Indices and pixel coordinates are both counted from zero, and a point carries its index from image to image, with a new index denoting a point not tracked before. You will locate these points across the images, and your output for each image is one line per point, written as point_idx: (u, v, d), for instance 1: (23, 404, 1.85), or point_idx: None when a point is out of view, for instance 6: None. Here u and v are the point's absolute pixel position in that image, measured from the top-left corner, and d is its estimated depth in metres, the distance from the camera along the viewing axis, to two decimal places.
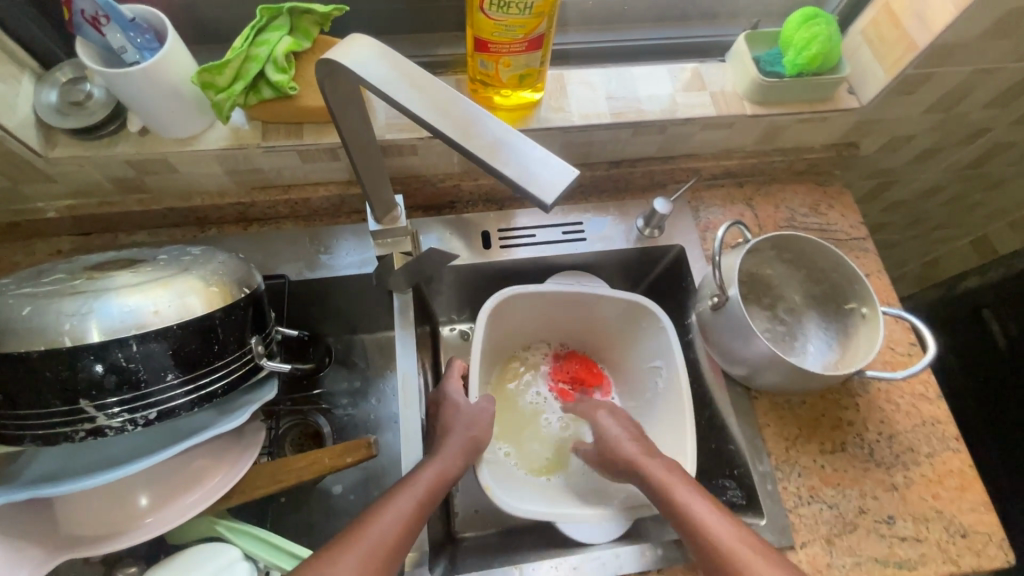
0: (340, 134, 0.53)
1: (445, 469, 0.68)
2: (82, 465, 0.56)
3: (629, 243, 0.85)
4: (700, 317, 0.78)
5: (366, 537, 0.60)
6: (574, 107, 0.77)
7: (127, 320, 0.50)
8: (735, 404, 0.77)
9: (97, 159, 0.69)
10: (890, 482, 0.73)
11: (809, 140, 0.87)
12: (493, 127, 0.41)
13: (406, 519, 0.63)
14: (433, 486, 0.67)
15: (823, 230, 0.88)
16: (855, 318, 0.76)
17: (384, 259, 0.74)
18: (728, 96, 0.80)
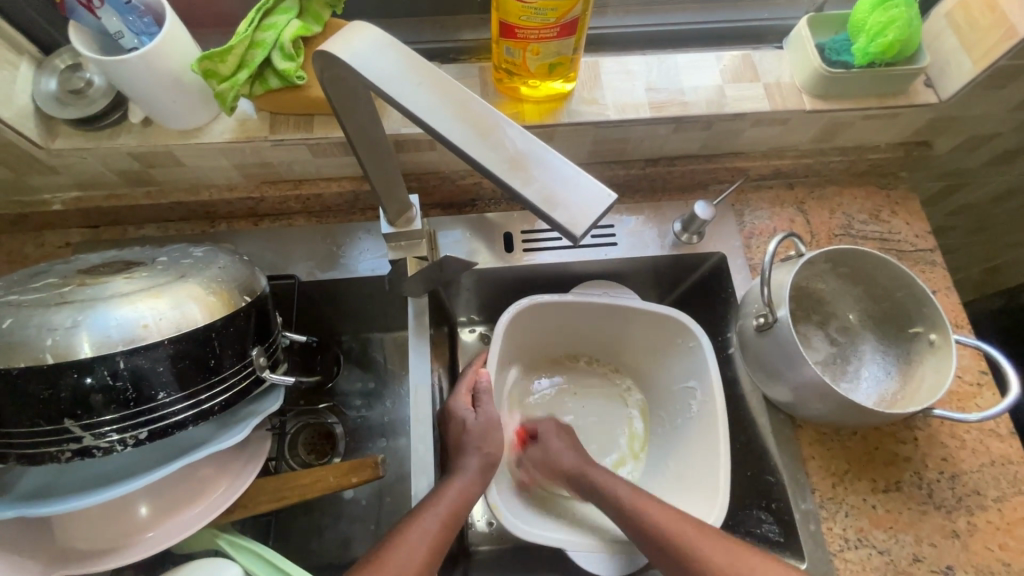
0: (346, 132, 0.48)
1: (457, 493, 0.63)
2: (74, 480, 0.53)
3: (664, 249, 0.78)
4: (741, 336, 0.70)
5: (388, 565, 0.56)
6: (610, 99, 0.70)
7: (114, 334, 0.47)
8: (776, 432, 0.70)
9: (99, 151, 0.66)
10: (951, 529, 0.65)
11: (874, 138, 0.78)
12: (513, 135, 0.35)
13: (412, 549, 0.58)
14: (448, 518, 0.61)
15: (883, 239, 0.78)
16: (921, 345, 0.67)
17: (398, 263, 0.68)
18: (784, 87, 0.71)
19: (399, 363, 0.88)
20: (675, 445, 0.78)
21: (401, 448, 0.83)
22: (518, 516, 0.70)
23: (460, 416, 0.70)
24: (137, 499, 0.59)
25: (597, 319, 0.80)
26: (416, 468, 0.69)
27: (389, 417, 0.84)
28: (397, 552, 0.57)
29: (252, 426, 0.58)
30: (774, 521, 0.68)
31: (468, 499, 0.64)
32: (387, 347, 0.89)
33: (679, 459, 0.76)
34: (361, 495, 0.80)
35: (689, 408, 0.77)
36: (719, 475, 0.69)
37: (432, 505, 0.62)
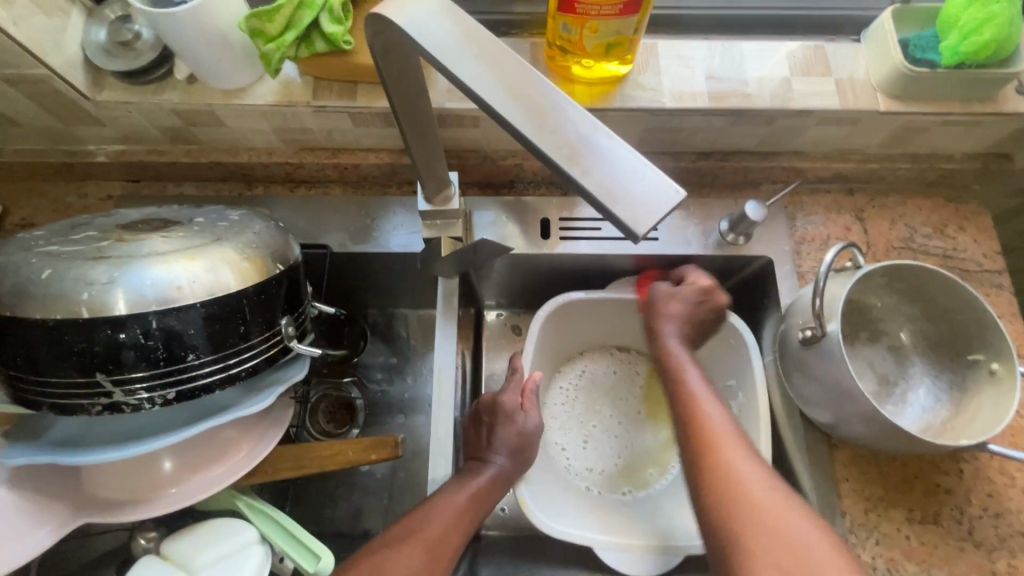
0: (391, 101, 0.46)
1: (480, 481, 0.63)
2: (102, 433, 0.54)
3: (707, 248, 0.74)
4: (784, 347, 0.67)
5: (424, 533, 0.58)
6: (667, 85, 0.66)
7: (148, 294, 0.47)
8: (810, 451, 0.67)
9: (143, 106, 0.65)
10: (990, 569, 0.61)
11: (949, 146, 0.73)
12: (576, 120, 0.33)
13: (427, 539, 0.57)
14: (466, 507, 0.61)
15: (947, 256, 0.73)
16: (979, 374, 0.63)
17: (432, 242, 0.66)
18: (857, 85, 0.66)
19: (423, 341, 0.87)
20: None
21: (420, 426, 0.82)
22: (546, 510, 0.68)
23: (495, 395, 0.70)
24: (161, 455, 0.60)
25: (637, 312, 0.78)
26: (434, 450, 0.67)
27: (410, 394, 0.84)
28: (430, 524, 0.58)
29: (277, 394, 0.57)
30: None
31: (487, 487, 0.63)
32: (412, 323, 0.88)
33: None
34: (375, 469, 0.80)
35: (728, 409, 0.75)
36: None
37: (463, 482, 0.63)
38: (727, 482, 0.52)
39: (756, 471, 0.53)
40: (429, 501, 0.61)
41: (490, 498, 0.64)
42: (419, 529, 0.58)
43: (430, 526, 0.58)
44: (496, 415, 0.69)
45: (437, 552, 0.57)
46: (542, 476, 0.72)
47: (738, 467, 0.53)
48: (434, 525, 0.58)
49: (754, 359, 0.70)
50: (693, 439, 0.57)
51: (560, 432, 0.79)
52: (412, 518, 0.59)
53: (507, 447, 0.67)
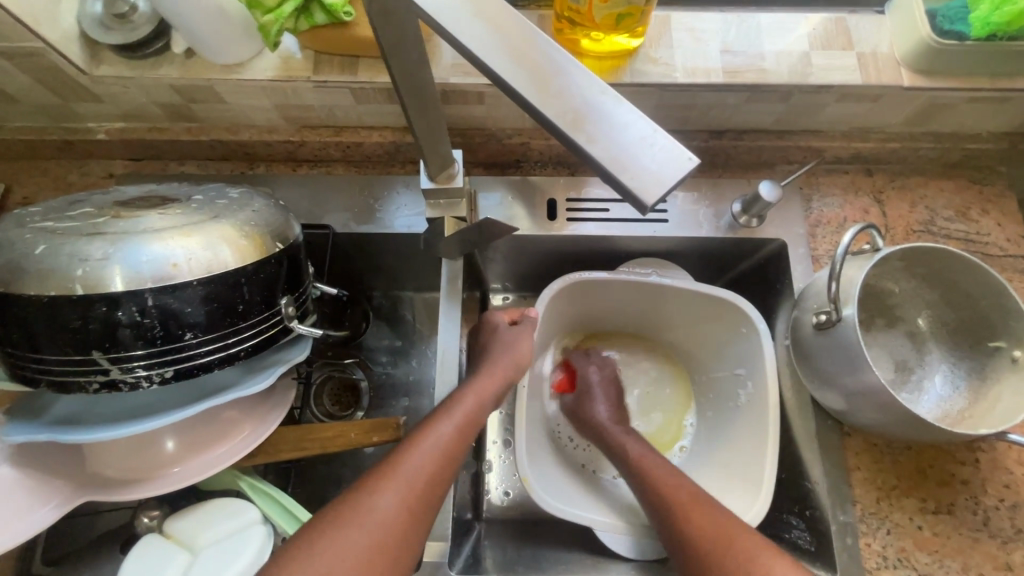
0: (391, 75, 0.44)
1: (462, 418, 0.57)
2: (102, 412, 0.54)
3: (719, 231, 0.72)
4: (797, 333, 0.65)
5: (400, 473, 0.51)
6: (679, 60, 0.63)
7: (143, 271, 0.46)
8: (821, 438, 0.65)
9: (141, 81, 0.64)
10: (1004, 561, 0.60)
11: (975, 124, 0.69)
12: (580, 84, 0.31)
13: (409, 480, 0.51)
14: (450, 443, 0.55)
15: (968, 240, 0.70)
16: (1001, 362, 0.61)
17: (436, 222, 0.65)
18: (880, 59, 0.63)
19: (427, 324, 0.86)
20: (722, 432, 0.74)
21: (424, 409, 0.81)
22: (545, 488, 0.67)
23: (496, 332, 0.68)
24: (163, 435, 0.59)
25: (641, 297, 0.76)
26: None
27: (413, 376, 0.83)
28: (406, 464, 0.52)
29: (277, 374, 0.57)
30: (807, 528, 0.64)
31: (468, 422, 0.57)
32: (416, 306, 0.87)
33: (722, 448, 0.73)
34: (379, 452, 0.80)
35: (737, 397, 0.73)
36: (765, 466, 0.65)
37: (442, 419, 0.56)
38: (714, 560, 0.52)
39: (676, 479, 0.61)
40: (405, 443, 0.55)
41: (472, 436, 0.57)
42: (394, 470, 0.51)
43: (407, 467, 0.52)
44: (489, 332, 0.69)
45: (415, 492, 0.51)
46: (542, 455, 0.71)
47: (661, 479, 0.61)
48: (412, 465, 0.52)
49: (766, 347, 0.68)
50: (666, 515, 0.58)
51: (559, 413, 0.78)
52: (387, 459, 0.53)
53: (495, 378, 0.62)
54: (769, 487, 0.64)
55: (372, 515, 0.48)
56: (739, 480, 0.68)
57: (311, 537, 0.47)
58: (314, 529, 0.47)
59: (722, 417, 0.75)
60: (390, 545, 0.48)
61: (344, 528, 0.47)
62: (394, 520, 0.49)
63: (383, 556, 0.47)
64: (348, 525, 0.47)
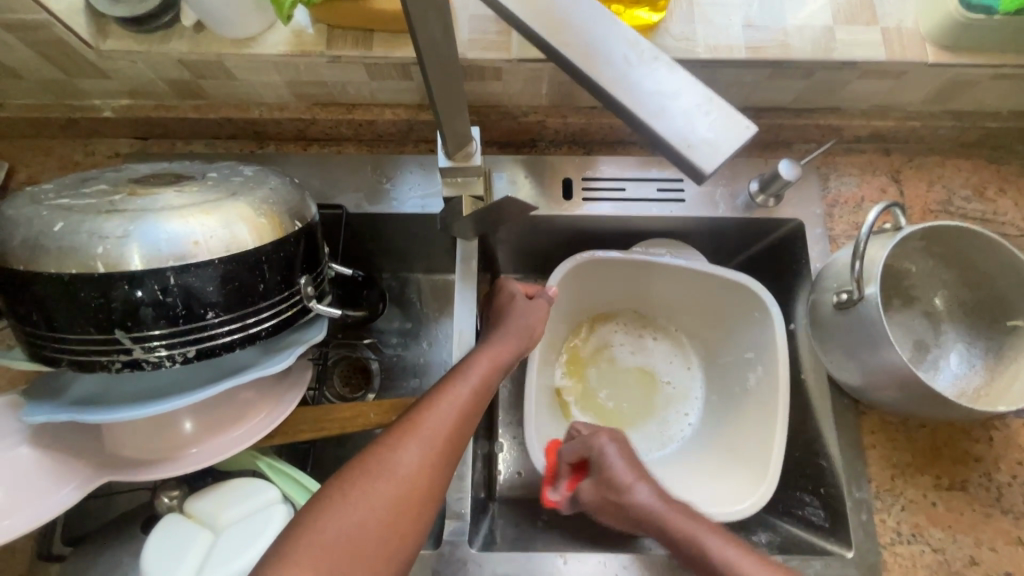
0: (417, 48, 0.43)
1: (481, 377, 0.57)
2: (121, 392, 0.53)
3: (735, 211, 0.71)
4: (815, 312, 0.65)
5: (423, 428, 0.52)
6: (701, 36, 0.62)
7: (164, 249, 0.45)
8: (837, 417, 0.66)
9: (149, 56, 0.62)
10: (1015, 535, 0.61)
11: (997, 102, 0.69)
12: (628, 51, 0.31)
13: (429, 435, 0.52)
14: (467, 402, 0.55)
15: (986, 220, 0.70)
16: (1019, 341, 0.61)
17: (453, 202, 0.64)
18: (905, 35, 0.62)
19: (439, 306, 0.86)
20: (729, 413, 0.74)
21: None
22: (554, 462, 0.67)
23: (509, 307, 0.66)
24: (181, 416, 0.59)
25: (650, 276, 0.76)
26: None
27: (426, 358, 0.83)
28: (428, 419, 0.52)
29: (296, 355, 0.56)
30: (820, 505, 0.65)
31: (485, 381, 0.57)
32: (427, 288, 0.86)
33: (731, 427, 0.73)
34: None
35: (745, 382, 0.73)
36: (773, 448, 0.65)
37: (460, 379, 0.57)
38: None
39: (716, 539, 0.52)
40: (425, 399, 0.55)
41: (488, 398, 0.57)
42: (417, 424, 0.52)
43: (427, 422, 0.52)
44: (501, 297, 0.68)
45: (437, 446, 0.51)
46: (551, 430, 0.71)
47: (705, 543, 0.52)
48: (434, 421, 0.52)
49: (779, 330, 0.67)
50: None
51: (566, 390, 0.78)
52: (409, 415, 0.53)
53: (507, 346, 0.62)
54: (776, 467, 0.64)
55: (397, 470, 0.49)
56: (745, 466, 0.68)
57: (337, 489, 0.48)
58: (343, 479, 0.48)
59: (728, 400, 0.75)
60: (416, 496, 0.49)
61: (372, 479, 0.48)
62: (419, 472, 0.50)
63: (408, 507, 0.48)
64: (376, 475, 0.48)
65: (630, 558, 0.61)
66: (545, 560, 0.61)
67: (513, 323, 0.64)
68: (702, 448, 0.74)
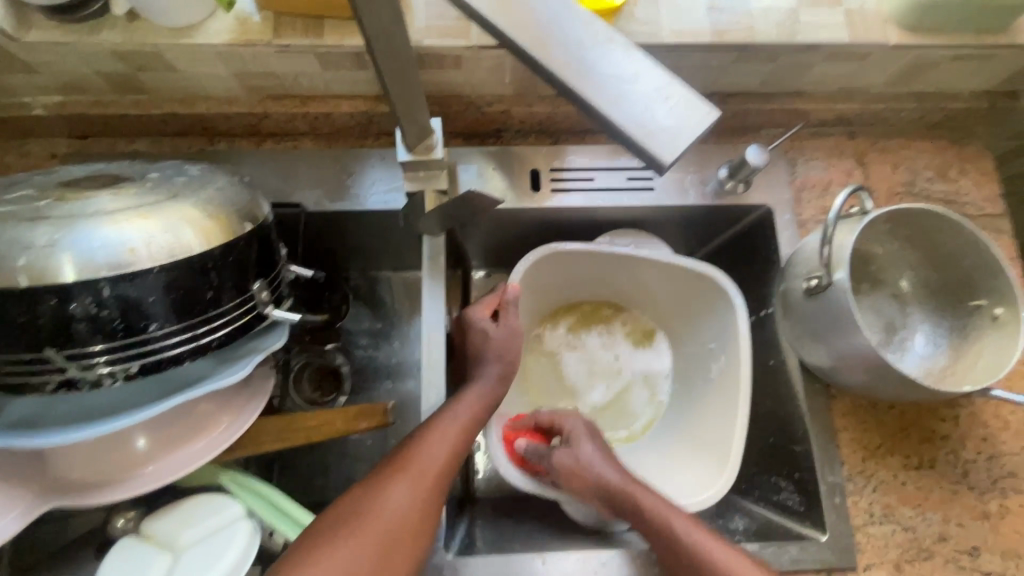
0: (365, 35, 0.40)
1: (472, 412, 0.58)
2: (63, 413, 0.50)
3: (705, 198, 0.71)
4: (787, 299, 0.65)
5: (414, 466, 0.52)
6: (665, 20, 0.60)
7: (97, 258, 0.42)
8: (810, 402, 0.66)
9: (79, 47, 0.58)
10: (981, 510, 0.62)
11: (957, 83, 0.69)
12: (581, 32, 0.29)
13: (420, 472, 0.51)
14: (456, 435, 0.55)
15: (949, 201, 0.71)
16: (981, 320, 0.62)
17: (415, 197, 0.61)
18: (868, 17, 0.62)
19: (409, 304, 0.83)
20: (692, 402, 0.74)
21: (409, 392, 0.79)
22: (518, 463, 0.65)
23: (479, 324, 0.64)
24: (134, 432, 0.56)
25: (619, 266, 0.74)
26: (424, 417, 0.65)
27: (397, 358, 0.80)
28: (419, 458, 0.52)
29: (254, 364, 0.53)
30: (795, 490, 0.66)
31: (477, 410, 0.58)
32: (396, 286, 0.83)
33: (694, 418, 0.72)
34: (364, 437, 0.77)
35: (710, 370, 0.72)
36: (734, 440, 0.65)
37: (451, 412, 0.57)
38: None
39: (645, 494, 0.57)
40: (415, 435, 0.55)
41: (479, 431, 0.58)
42: (407, 463, 0.51)
43: (418, 459, 0.52)
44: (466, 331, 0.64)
45: (426, 486, 0.51)
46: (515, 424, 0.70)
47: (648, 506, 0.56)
48: (424, 458, 0.52)
49: (741, 320, 0.67)
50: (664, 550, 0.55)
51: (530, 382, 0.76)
52: (400, 452, 0.53)
53: (491, 381, 0.61)
54: (738, 456, 0.64)
55: (386, 510, 0.48)
56: (707, 453, 0.68)
57: (323, 532, 0.46)
58: (330, 522, 0.47)
59: (690, 389, 0.75)
60: (404, 539, 0.48)
61: (359, 523, 0.47)
62: (408, 514, 0.49)
63: (394, 551, 0.47)
64: (365, 517, 0.47)
65: (608, 554, 0.61)
66: (523, 561, 0.60)
67: (491, 359, 0.62)
68: (668, 441, 0.74)
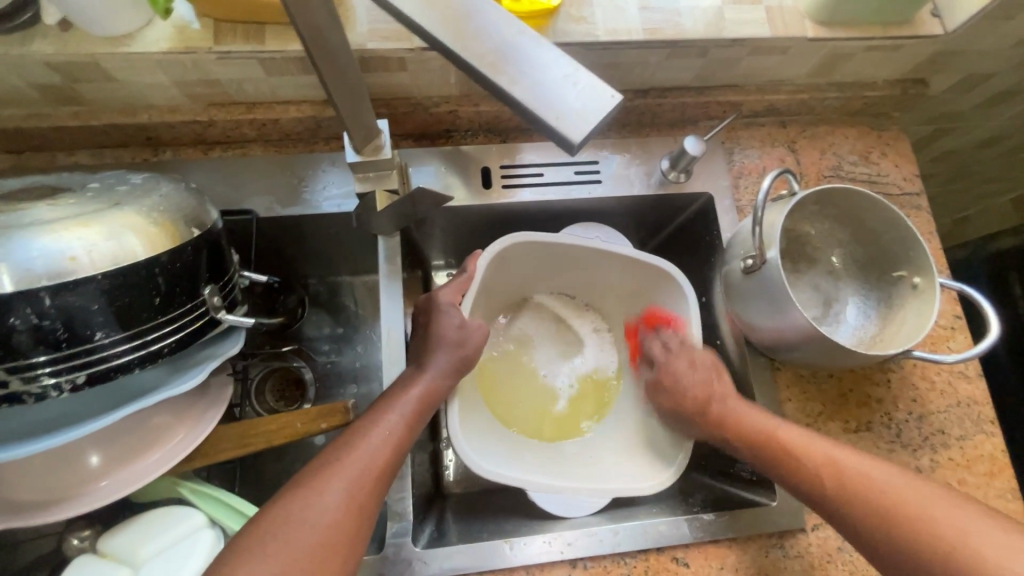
0: (301, 37, 0.40)
1: (414, 408, 0.58)
2: (6, 430, 0.48)
3: (649, 188, 0.74)
4: (729, 280, 0.69)
5: (350, 467, 0.52)
6: (600, 19, 0.63)
7: (37, 268, 0.41)
8: (756, 375, 0.70)
9: (10, 59, 0.56)
10: (914, 465, 0.67)
11: (872, 73, 0.75)
12: (496, 26, 0.32)
13: (353, 470, 0.51)
14: (396, 430, 0.56)
15: (872, 182, 0.76)
16: (903, 289, 0.67)
17: (366, 197, 0.62)
18: (786, 13, 0.66)
19: (370, 306, 0.83)
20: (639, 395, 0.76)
21: (373, 393, 0.79)
22: (481, 456, 0.65)
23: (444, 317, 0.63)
24: (85, 448, 0.55)
25: (575, 260, 0.76)
26: None
27: (361, 363, 0.80)
28: (355, 457, 0.52)
29: (208, 371, 0.53)
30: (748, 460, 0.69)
31: (422, 402, 0.59)
32: (357, 289, 0.84)
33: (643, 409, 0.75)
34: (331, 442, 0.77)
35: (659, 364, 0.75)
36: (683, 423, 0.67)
37: (391, 409, 0.57)
38: (882, 498, 0.53)
39: (763, 419, 0.62)
40: (351, 434, 0.55)
41: (422, 422, 0.58)
42: (343, 464, 0.51)
43: (354, 458, 0.52)
44: (433, 314, 0.64)
45: (365, 484, 0.51)
46: (476, 422, 0.70)
47: (760, 423, 0.62)
48: (360, 456, 0.52)
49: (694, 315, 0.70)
50: (783, 459, 0.59)
51: (485, 380, 0.77)
52: (333, 453, 0.53)
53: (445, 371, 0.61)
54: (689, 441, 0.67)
55: (321, 513, 0.48)
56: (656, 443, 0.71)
57: (256, 538, 0.46)
58: (264, 527, 0.47)
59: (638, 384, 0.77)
60: (339, 542, 0.48)
61: (290, 529, 0.46)
62: (344, 516, 0.49)
63: (333, 554, 0.47)
64: (300, 521, 0.47)
65: (573, 534, 0.62)
66: (491, 548, 0.62)
67: (443, 348, 0.62)
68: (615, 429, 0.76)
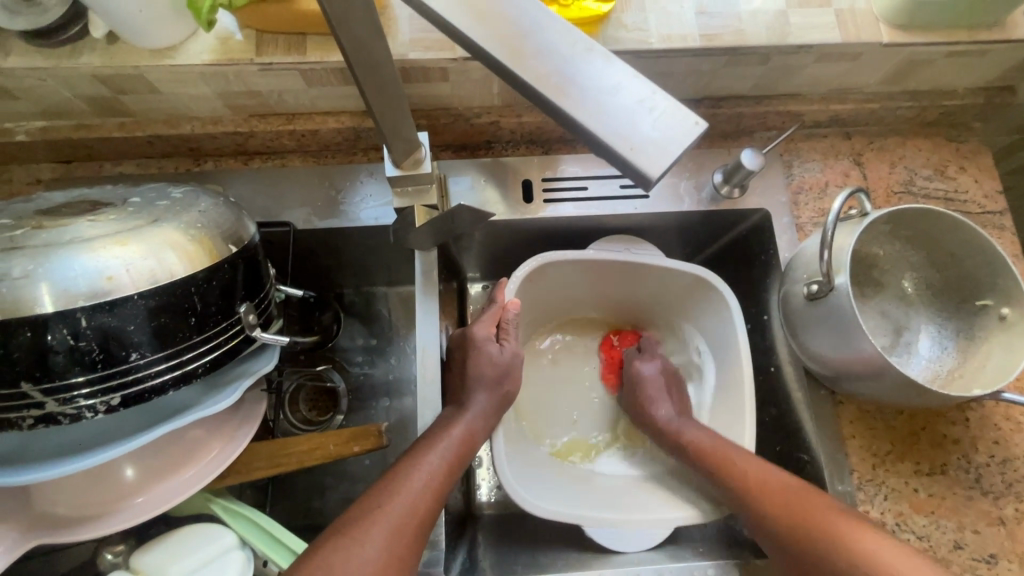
0: (343, 50, 0.38)
1: (453, 445, 0.55)
2: (45, 447, 0.48)
3: (700, 204, 0.70)
4: (789, 305, 0.64)
5: (390, 512, 0.49)
6: (653, 25, 0.59)
7: (77, 287, 0.40)
8: (815, 409, 0.64)
9: (59, 72, 0.57)
10: (996, 516, 0.60)
11: (951, 80, 0.68)
12: (558, 45, 0.30)
13: (393, 517, 0.49)
14: (435, 471, 0.53)
15: (948, 199, 0.70)
16: (987, 320, 0.60)
17: (405, 212, 0.60)
18: (858, 16, 0.61)
19: (404, 319, 0.81)
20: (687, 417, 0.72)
21: (406, 409, 0.77)
22: (526, 487, 0.62)
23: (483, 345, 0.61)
24: (121, 462, 0.54)
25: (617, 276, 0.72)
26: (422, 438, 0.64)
27: (394, 376, 0.79)
28: (396, 501, 0.50)
29: (243, 390, 0.52)
30: None
31: (462, 437, 0.56)
32: (392, 301, 0.82)
33: None
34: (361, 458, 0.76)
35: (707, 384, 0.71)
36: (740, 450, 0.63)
37: (432, 447, 0.55)
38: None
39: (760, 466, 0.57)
40: (391, 474, 0.53)
41: (462, 455, 0.56)
42: (384, 508, 0.49)
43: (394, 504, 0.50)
44: (469, 344, 0.62)
45: (404, 531, 0.49)
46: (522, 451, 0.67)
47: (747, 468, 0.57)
48: (400, 501, 0.50)
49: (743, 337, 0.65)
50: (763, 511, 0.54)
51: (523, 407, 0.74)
52: (374, 496, 0.50)
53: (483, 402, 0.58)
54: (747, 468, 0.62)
55: (359, 562, 0.46)
56: None
57: None
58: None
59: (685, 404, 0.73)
60: None
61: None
62: (382, 566, 0.46)
63: None
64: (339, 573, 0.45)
65: None
66: None
67: (482, 385, 0.60)
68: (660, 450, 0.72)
